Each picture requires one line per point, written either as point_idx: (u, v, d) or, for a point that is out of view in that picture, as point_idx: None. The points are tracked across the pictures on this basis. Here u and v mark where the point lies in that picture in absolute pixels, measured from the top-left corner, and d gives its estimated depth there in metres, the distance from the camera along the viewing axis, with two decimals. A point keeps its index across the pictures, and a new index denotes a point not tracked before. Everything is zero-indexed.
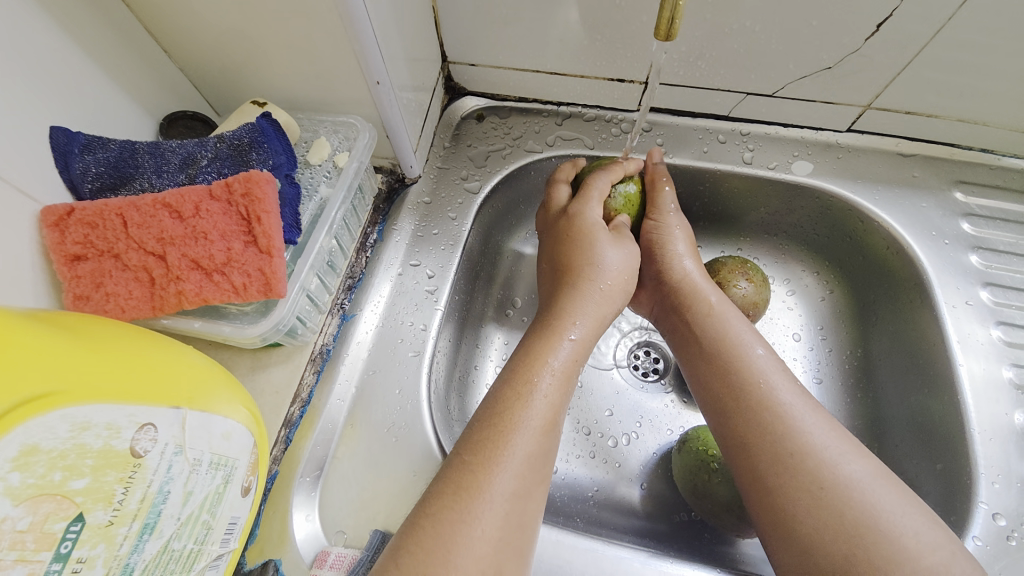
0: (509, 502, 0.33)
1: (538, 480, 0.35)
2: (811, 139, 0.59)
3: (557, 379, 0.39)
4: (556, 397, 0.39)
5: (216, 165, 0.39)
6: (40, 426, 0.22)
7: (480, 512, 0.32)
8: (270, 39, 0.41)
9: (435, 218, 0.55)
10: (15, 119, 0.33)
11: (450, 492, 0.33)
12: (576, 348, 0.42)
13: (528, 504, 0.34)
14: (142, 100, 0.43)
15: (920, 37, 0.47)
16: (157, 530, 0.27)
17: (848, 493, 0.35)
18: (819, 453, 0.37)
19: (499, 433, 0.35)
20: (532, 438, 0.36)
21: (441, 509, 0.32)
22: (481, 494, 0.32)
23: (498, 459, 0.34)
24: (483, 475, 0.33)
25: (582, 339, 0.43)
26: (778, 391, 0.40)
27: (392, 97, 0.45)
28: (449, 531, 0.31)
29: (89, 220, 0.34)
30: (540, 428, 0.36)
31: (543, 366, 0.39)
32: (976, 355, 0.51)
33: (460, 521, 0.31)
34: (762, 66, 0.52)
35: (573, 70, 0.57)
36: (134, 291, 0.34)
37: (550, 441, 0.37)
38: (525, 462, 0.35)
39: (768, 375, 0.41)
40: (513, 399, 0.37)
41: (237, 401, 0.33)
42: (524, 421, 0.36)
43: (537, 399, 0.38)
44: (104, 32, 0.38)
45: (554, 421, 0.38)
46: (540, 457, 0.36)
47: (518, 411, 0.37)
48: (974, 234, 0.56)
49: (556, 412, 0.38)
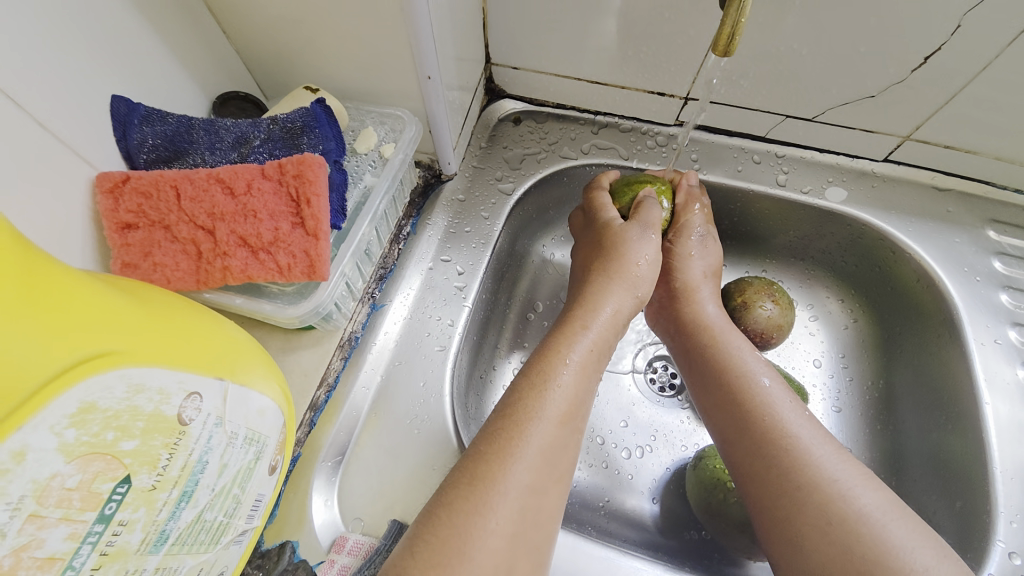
0: (522, 497, 0.33)
1: (554, 477, 0.35)
2: (846, 166, 0.59)
3: (575, 372, 0.39)
4: (575, 387, 0.38)
5: (268, 146, 0.39)
6: (98, 385, 0.22)
7: (493, 503, 0.31)
8: (328, 28, 0.41)
9: (467, 216, 0.56)
10: (82, 87, 0.34)
11: (467, 483, 0.32)
12: (596, 346, 0.42)
13: (545, 500, 0.34)
14: (197, 78, 0.44)
15: (968, 72, 0.47)
16: (192, 500, 0.27)
17: (858, 527, 0.34)
18: (828, 485, 0.36)
19: (514, 424, 0.35)
20: (546, 431, 0.35)
21: (456, 500, 0.32)
22: (495, 484, 0.32)
23: (513, 450, 0.34)
24: (496, 464, 0.33)
25: (601, 337, 0.42)
26: (786, 420, 0.40)
27: (440, 93, 0.45)
28: (465, 522, 0.31)
29: (143, 190, 0.35)
30: (557, 420, 0.36)
31: (560, 360, 0.39)
32: (1002, 395, 0.50)
33: (474, 512, 0.31)
34: (805, 90, 0.53)
35: (615, 81, 0.57)
36: (180, 263, 0.35)
37: (567, 434, 0.37)
38: (539, 455, 0.34)
39: (776, 404, 0.41)
40: (530, 393, 0.37)
41: (272, 379, 0.33)
42: (541, 414, 0.36)
43: (554, 391, 0.37)
44: (171, 10, 0.39)
45: (573, 412, 0.38)
46: (557, 448, 0.36)
47: (533, 401, 0.37)
48: (1006, 274, 0.55)
49: (576, 403, 0.38)
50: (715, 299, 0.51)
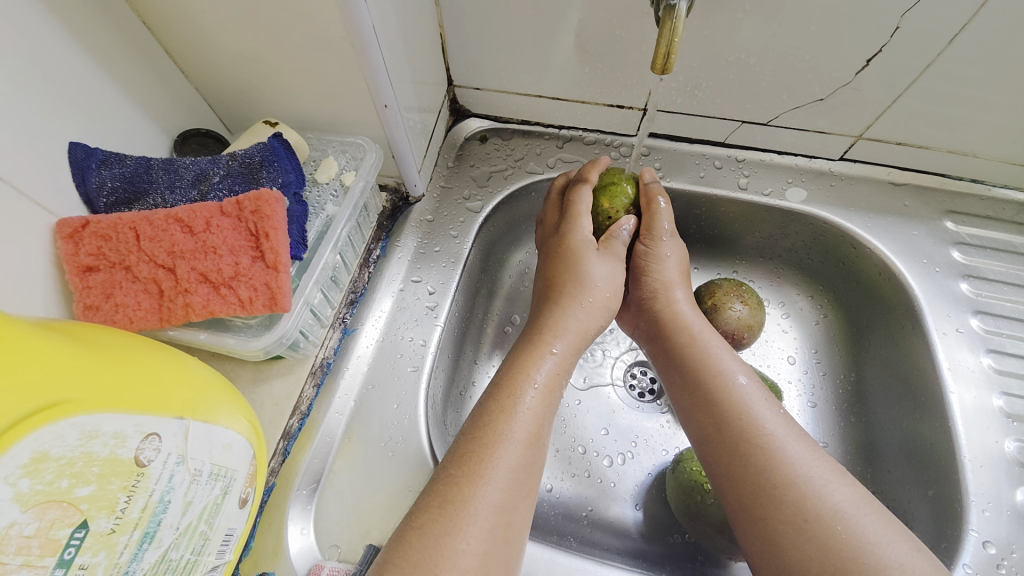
0: (492, 517, 0.33)
1: (524, 493, 0.36)
2: (805, 167, 0.61)
3: (539, 397, 0.40)
4: (539, 409, 0.39)
5: (228, 182, 0.40)
6: (51, 433, 0.23)
7: (464, 525, 0.32)
8: (285, 63, 0.42)
9: (437, 236, 0.57)
10: (37, 136, 0.34)
11: (438, 506, 0.33)
12: (558, 368, 0.42)
13: (514, 517, 0.34)
14: (158, 118, 0.44)
15: (909, 72, 0.48)
16: (156, 540, 0.27)
17: (834, 524, 0.35)
18: (803, 483, 0.37)
19: (482, 446, 0.36)
20: (516, 451, 0.36)
21: (427, 523, 0.32)
22: (464, 507, 0.33)
23: (483, 472, 0.34)
24: (467, 485, 0.34)
25: (565, 358, 0.43)
26: (761, 419, 0.41)
27: (399, 119, 0.46)
28: (437, 545, 0.31)
29: (102, 234, 0.35)
30: (525, 440, 0.37)
31: (528, 380, 0.40)
32: (967, 383, 0.51)
33: (446, 535, 0.31)
34: (757, 96, 0.54)
35: (575, 96, 0.59)
36: (142, 303, 0.35)
37: (535, 454, 0.37)
38: (509, 475, 0.35)
39: (751, 405, 0.42)
40: (499, 414, 0.38)
41: (239, 413, 0.34)
42: (509, 435, 0.37)
43: (521, 412, 0.38)
44: (127, 54, 0.40)
45: (538, 432, 0.38)
46: (525, 468, 0.36)
47: (502, 424, 0.37)
48: (965, 263, 0.57)
49: (541, 424, 0.39)
50: (689, 299, 0.51)
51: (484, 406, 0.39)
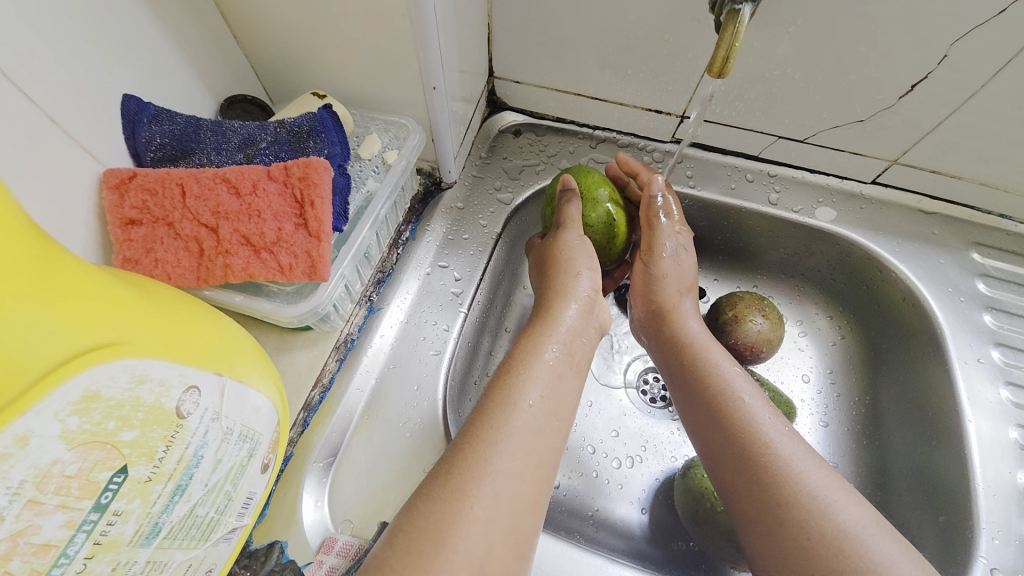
0: (498, 479, 0.33)
1: (534, 463, 0.35)
2: (836, 188, 0.61)
3: (551, 367, 0.40)
4: (554, 370, 0.40)
5: (275, 149, 0.40)
6: (102, 374, 0.23)
7: (466, 485, 0.32)
8: (338, 37, 0.43)
9: (466, 224, 0.57)
10: (95, 86, 0.35)
11: (444, 474, 0.33)
12: (567, 342, 0.43)
13: (526, 488, 0.34)
14: (208, 81, 0.44)
15: (952, 102, 0.49)
16: (186, 494, 0.27)
17: (841, 543, 0.34)
18: (810, 499, 0.37)
19: (487, 413, 0.36)
20: (525, 417, 0.36)
21: (430, 486, 0.33)
22: (468, 469, 0.33)
23: (489, 436, 0.35)
24: (473, 453, 0.34)
25: (572, 332, 0.44)
26: (768, 436, 0.41)
27: (444, 103, 0.47)
28: (444, 508, 0.31)
29: (149, 187, 0.35)
30: (534, 404, 0.37)
31: (536, 351, 0.41)
32: (985, 414, 0.51)
33: (451, 499, 0.32)
34: (797, 113, 0.55)
35: (614, 98, 0.59)
36: (182, 260, 0.35)
37: (546, 420, 0.37)
38: (512, 438, 0.35)
39: (757, 421, 0.42)
40: (504, 382, 0.38)
41: (268, 377, 0.34)
42: (514, 397, 0.37)
43: (526, 375, 0.39)
44: (184, 14, 0.40)
45: (545, 396, 0.39)
46: (537, 438, 0.36)
47: (508, 392, 0.37)
48: (989, 295, 0.57)
49: (553, 389, 0.39)
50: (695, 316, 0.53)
51: (498, 374, 0.40)
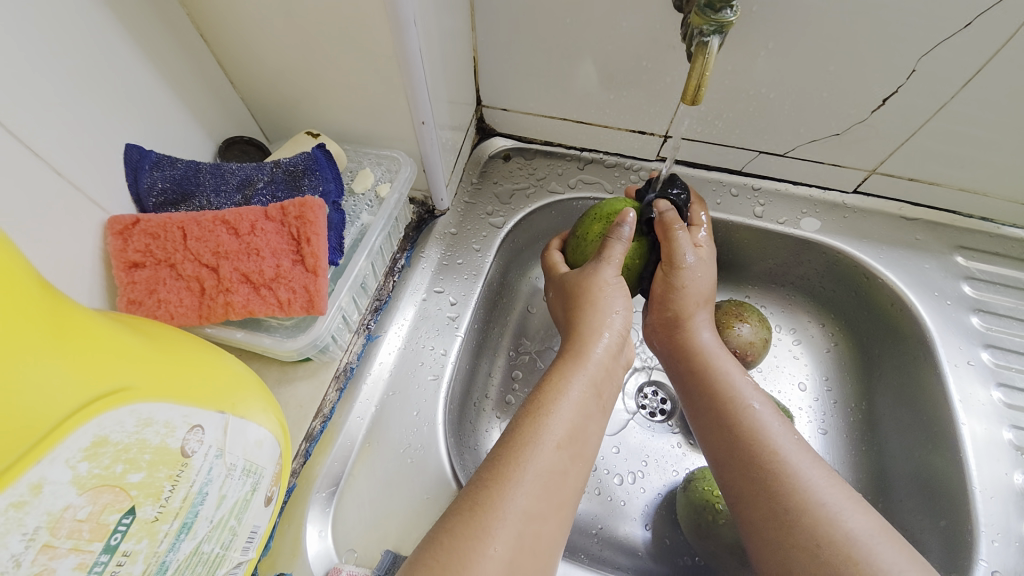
0: (520, 522, 0.34)
1: (554, 505, 0.36)
2: (819, 198, 0.63)
3: (577, 406, 0.40)
4: (575, 417, 0.40)
5: (271, 189, 0.42)
6: (111, 419, 0.24)
7: (492, 529, 0.33)
8: (330, 79, 0.45)
9: (460, 249, 0.58)
10: (99, 139, 0.36)
11: (469, 510, 0.34)
12: (593, 380, 0.42)
13: (545, 528, 0.35)
14: (206, 126, 0.46)
15: (924, 112, 0.50)
16: (192, 531, 0.28)
17: (848, 550, 0.35)
18: (821, 507, 0.37)
19: (514, 451, 0.37)
20: (546, 456, 0.37)
21: (456, 526, 0.33)
22: (495, 512, 0.34)
23: (511, 475, 0.35)
24: (496, 491, 0.35)
25: (600, 371, 0.43)
26: (775, 441, 0.41)
27: (434, 136, 0.48)
28: (466, 546, 0.32)
29: (151, 232, 0.37)
30: (557, 444, 0.38)
31: (560, 392, 0.41)
32: (978, 416, 0.52)
33: (474, 537, 0.32)
34: (775, 129, 0.56)
35: (598, 121, 0.61)
36: (184, 299, 0.37)
37: (567, 462, 0.38)
38: (537, 481, 0.36)
39: (765, 427, 0.42)
40: (528, 422, 0.38)
41: (269, 411, 0.35)
42: (537, 441, 0.37)
43: (550, 419, 0.39)
44: (183, 64, 0.42)
45: (571, 437, 0.39)
46: (557, 476, 0.37)
47: (530, 432, 0.38)
48: (975, 297, 0.58)
49: (576, 428, 0.39)
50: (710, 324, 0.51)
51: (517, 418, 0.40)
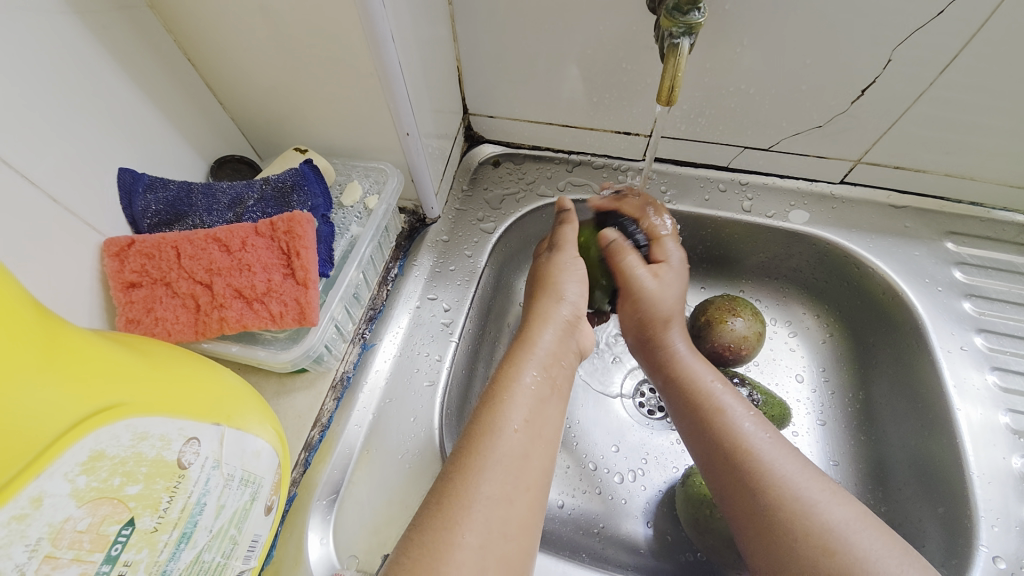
0: (487, 509, 0.35)
1: (523, 487, 0.37)
2: (807, 190, 0.63)
3: (531, 392, 0.41)
4: (532, 398, 0.41)
5: (261, 206, 0.43)
6: (108, 434, 0.25)
7: (461, 517, 0.34)
8: (316, 95, 0.46)
9: (452, 255, 0.59)
10: (93, 165, 0.38)
11: (437, 503, 0.35)
12: (545, 364, 0.44)
13: (512, 510, 0.36)
14: (198, 147, 0.48)
15: (905, 100, 0.51)
16: (192, 541, 0.29)
17: (825, 543, 0.35)
18: (793, 502, 0.38)
19: (479, 442, 0.37)
20: (507, 441, 0.38)
21: (426, 519, 0.34)
22: (462, 500, 0.34)
23: (473, 465, 0.36)
24: (462, 480, 0.35)
25: (551, 355, 0.45)
26: (755, 442, 0.42)
27: (420, 146, 0.50)
28: (436, 537, 0.33)
29: (146, 252, 0.38)
30: (517, 428, 0.39)
31: (516, 378, 0.42)
32: (973, 401, 0.52)
33: (445, 528, 0.33)
34: (758, 124, 0.57)
35: (583, 124, 0.62)
36: (180, 316, 0.38)
37: (531, 447, 0.39)
38: (503, 468, 0.36)
39: (744, 428, 0.43)
40: (486, 409, 0.40)
41: (267, 422, 0.36)
42: (501, 428, 0.38)
43: (511, 404, 0.40)
44: (173, 88, 0.44)
45: (531, 424, 0.40)
46: (522, 460, 0.37)
47: (494, 419, 0.39)
48: (967, 282, 0.58)
49: (534, 414, 0.40)
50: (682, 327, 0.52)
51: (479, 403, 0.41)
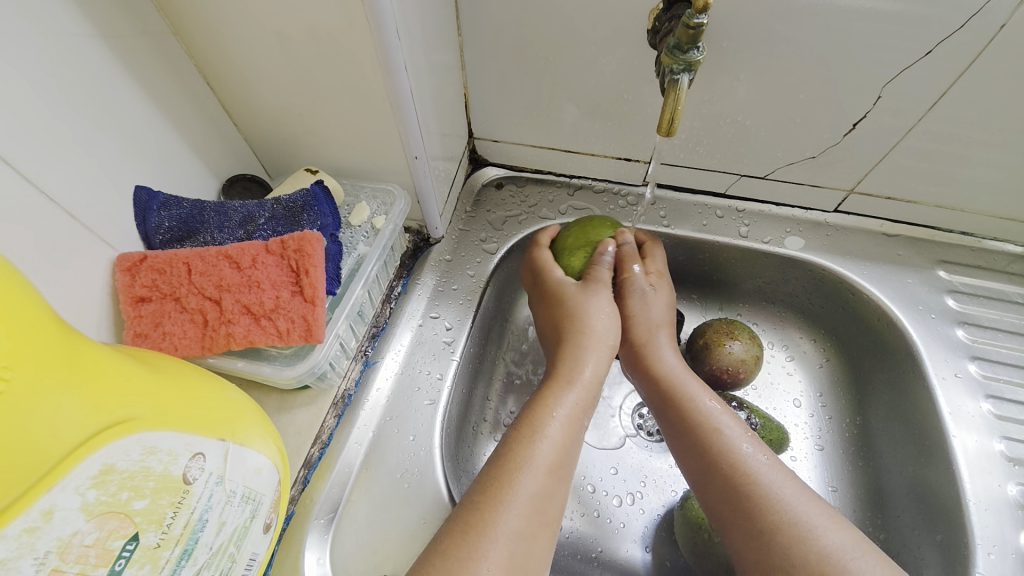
0: (511, 544, 0.35)
1: (543, 523, 0.37)
2: (802, 218, 0.65)
3: (563, 429, 0.41)
4: (562, 438, 0.41)
5: (272, 224, 0.45)
6: (118, 448, 0.25)
7: (485, 550, 0.34)
8: (328, 119, 0.47)
9: (455, 275, 0.60)
10: (111, 183, 0.39)
11: (461, 532, 0.35)
12: (581, 402, 0.44)
13: (533, 547, 0.36)
14: (211, 166, 0.49)
15: (895, 133, 0.53)
16: (193, 557, 0.29)
17: (827, 569, 0.36)
18: (798, 526, 0.38)
19: (506, 472, 0.38)
20: (536, 480, 0.38)
21: (450, 547, 0.34)
22: (485, 531, 0.35)
23: (504, 498, 0.37)
24: (488, 512, 0.36)
25: (586, 389, 0.44)
26: (756, 466, 0.42)
27: (427, 170, 0.51)
28: (460, 567, 0.33)
29: (158, 267, 0.39)
30: (546, 467, 0.39)
31: (548, 413, 0.42)
32: (968, 427, 0.53)
33: (467, 559, 0.34)
34: (754, 153, 0.59)
35: (585, 150, 0.63)
36: (188, 331, 0.38)
37: (555, 483, 0.39)
38: (528, 503, 0.37)
39: (739, 451, 0.43)
40: (519, 442, 0.40)
41: (269, 438, 0.36)
42: (529, 463, 0.39)
43: (542, 442, 0.40)
44: (191, 110, 0.45)
45: (559, 461, 0.40)
46: (545, 498, 0.38)
47: (523, 452, 0.39)
48: (959, 310, 0.59)
49: (563, 451, 0.41)
50: (672, 346, 0.51)
51: (506, 436, 0.41)
